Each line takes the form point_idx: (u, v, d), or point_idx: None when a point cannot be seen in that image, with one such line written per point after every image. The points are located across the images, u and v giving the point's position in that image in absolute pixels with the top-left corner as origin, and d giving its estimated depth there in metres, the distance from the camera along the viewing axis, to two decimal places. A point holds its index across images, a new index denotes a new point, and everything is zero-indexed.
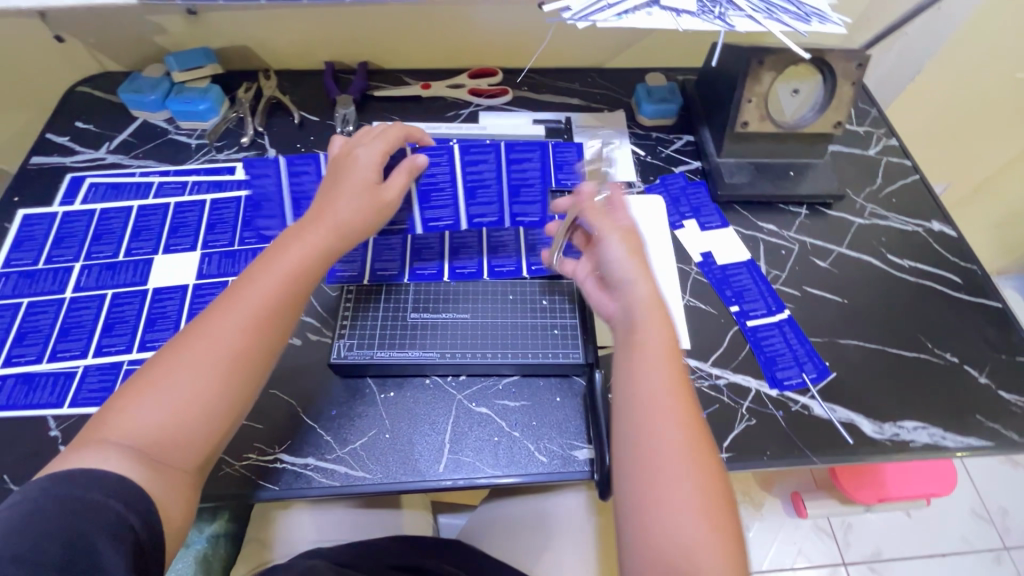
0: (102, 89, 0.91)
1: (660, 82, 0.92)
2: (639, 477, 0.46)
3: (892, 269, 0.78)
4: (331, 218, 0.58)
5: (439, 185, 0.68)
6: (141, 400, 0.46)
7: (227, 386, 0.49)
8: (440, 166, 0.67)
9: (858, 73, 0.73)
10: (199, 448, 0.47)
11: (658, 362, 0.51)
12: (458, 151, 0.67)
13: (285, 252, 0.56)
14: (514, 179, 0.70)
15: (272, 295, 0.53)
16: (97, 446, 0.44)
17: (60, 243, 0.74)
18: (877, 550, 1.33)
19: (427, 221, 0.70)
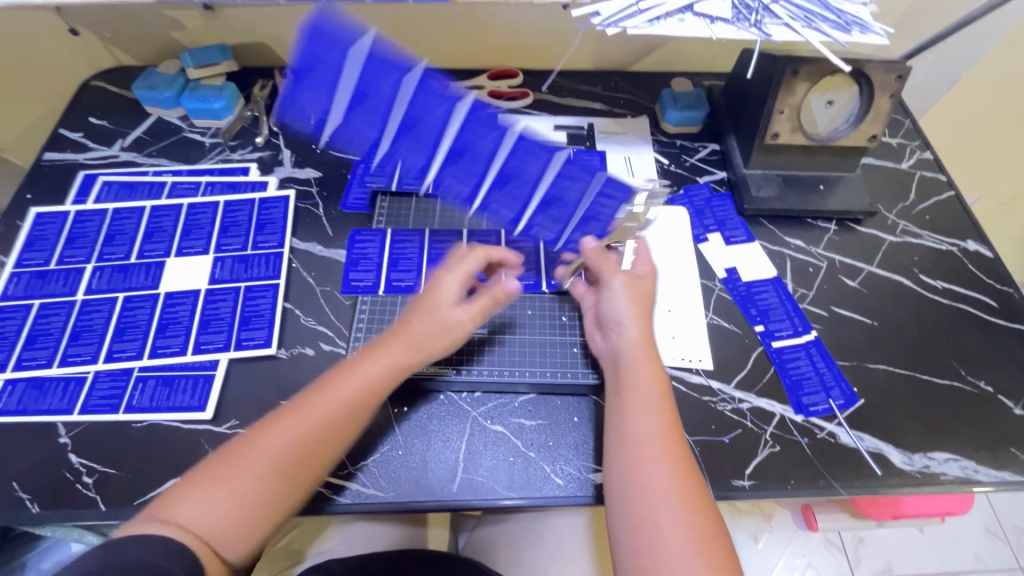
0: (116, 84, 0.90)
1: (685, 87, 0.89)
2: (635, 523, 0.50)
3: (924, 290, 0.75)
4: (388, 364, 0.58)
5: (376, 104, 0.61)
6: (206, 487, 0.49)
7: (285, 491, 0.51)
8: (331, 53, 0.57)
9: (897, 85, 0.69)
10: (255, 541, 0.50)
11: (651, 411, 0.55)
12: (364, 47, 0.57)
13: (351, 374, 0.57)
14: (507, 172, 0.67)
15: (336, 419, 0.54)
16: (154, 525, 0.47)
17: (72, 244, 0.73)
18: (889, 566, 1.27)
19: (342, 130, 0.65)
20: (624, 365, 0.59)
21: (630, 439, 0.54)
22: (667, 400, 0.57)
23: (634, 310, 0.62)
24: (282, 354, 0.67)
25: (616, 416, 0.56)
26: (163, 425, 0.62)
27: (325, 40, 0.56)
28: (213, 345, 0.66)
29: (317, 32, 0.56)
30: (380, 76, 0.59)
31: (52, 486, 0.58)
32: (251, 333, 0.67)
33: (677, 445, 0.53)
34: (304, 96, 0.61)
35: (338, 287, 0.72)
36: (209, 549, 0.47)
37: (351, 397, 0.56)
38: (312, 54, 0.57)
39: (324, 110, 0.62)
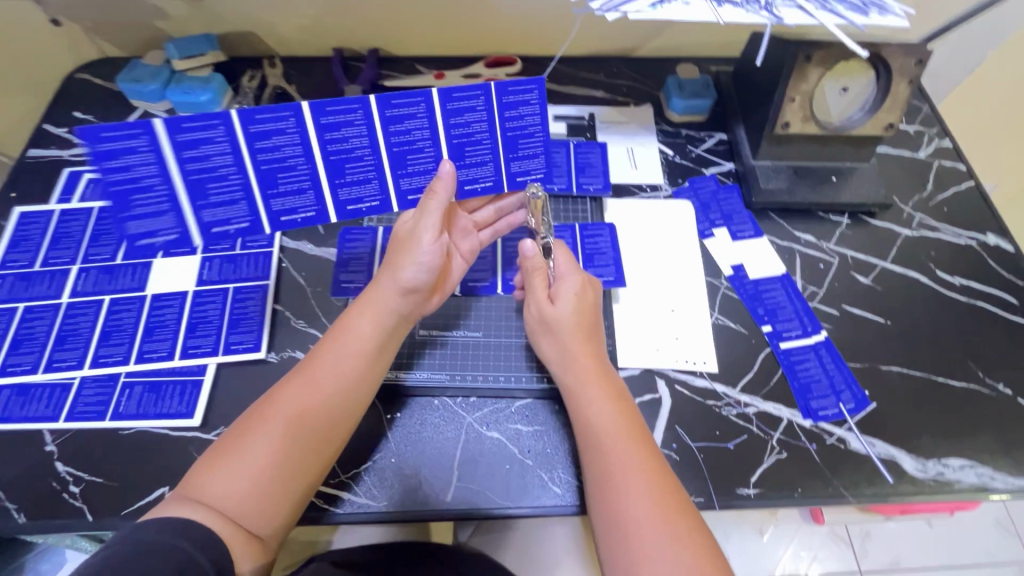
0: (102, 76, 0.87)
1: (692, 74, 0.85)
2: (619, 560, 0.47)
3: (941, 287, 0.72)
4: (379, 315, 0.57)
5: (218, 173, 0.54)
6: (223, 464, 0.48)
7: (307, 459, 0.50)
8: (213, 146, 0.53)
9: (917, 70, 0.66)
10: (286, 515, 0.49)
11: (622, 445, 0.52)
12: (163, 130, 0.51)
13: (342, 333, 0.56)
14: (510, 131, 0.58)
15: (335, 381, 0.53)
16: (187, 508, 0.45)
17: (56, 244, 0.71)
18: (896, 560, 1.18)
19: (343, 202, 0.59)
20: (577, 398, 0.57)
21: (602, 474, 0.52)
22: (637, 429, 0.54)
23: (555, 335, 0.60)
24: (272, 358, 0.65)
25: (587, 453, 0.54)
26: (150, 432, 0.60)
27: (190, 129, 0.51)
28: (201, 349, 0.64)
29: (106, 151, 0.51)
30: (272, 136, 0.54)
31: (39, 494, 0.57)
32: (240, 336, 0.65)
33: (656, 474, 0.51)
34: (252, 195, 0.56)
35: (329, 288, 0.70)
36: (240, 525, 0.46)
37: (347, 354, 0.55)
38: (115, 175, 0.52)
39: (248, 208, 0.57)
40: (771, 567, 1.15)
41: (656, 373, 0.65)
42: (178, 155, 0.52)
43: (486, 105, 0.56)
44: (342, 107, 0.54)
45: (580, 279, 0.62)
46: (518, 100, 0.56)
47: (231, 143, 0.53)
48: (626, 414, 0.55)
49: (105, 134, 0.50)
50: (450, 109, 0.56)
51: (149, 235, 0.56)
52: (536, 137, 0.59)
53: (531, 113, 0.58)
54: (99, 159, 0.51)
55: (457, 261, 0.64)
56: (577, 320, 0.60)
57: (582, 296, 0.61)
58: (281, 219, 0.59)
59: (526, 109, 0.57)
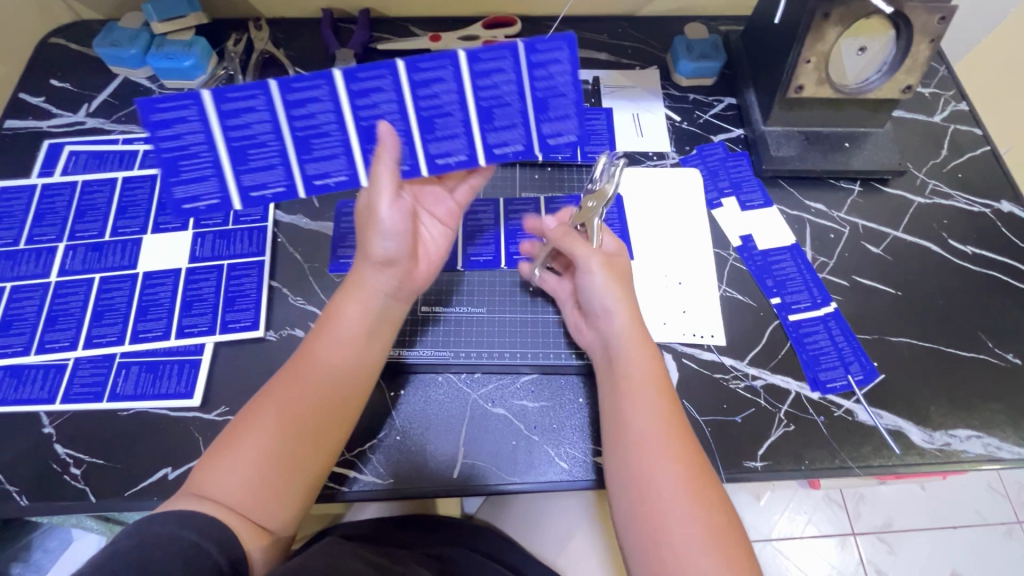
0: (77, 41, 0.82)
1: (701, 34, 0.81)
2: (641, 524, 0.48)
3: (954, 256, 0.70)
4: (364, 298, 0.54)
5: (320, 128, 0.53)
6: (226, 458, 0.47)
7: (313, 449, 0.50)
8: (318, 103, 0.52)
9: (939, 28, 0.62)
10: (294, 505, 0.48)
11: (650, 399, 0.52)
12: (210, 100, 0.51)
13: (332, 322, 0.54)
14: (539, 90, 0.54)
15: (328, 370, 0.52)
16: (194, 502, 0.44)
17: (41, 220, 0.68)
18: (889, 521, 1.19)
19: (433, 158, 0.56)
20: (614, 354, 0.56)
21: (629, 426, 0.51)
22: (664, 383, 0.54)
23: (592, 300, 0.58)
24: (270, 336, 0.64)
25: (614, 403, 0.54)
26: (150, 412, 0.59)
27: (234, 98, 0.51)
28: (197, 328, 0.63)
29: (160, 121, 0.51)
30: (307, 104, 0.52)
31: (40, 477, 0.56)
32: (236, 314, 0.64)
33: (680, 432, 0.51)
34: (289, 159, 0.54)
35: (327, 264, 0.67)
36: (249, 516, 0.45)
37: (338, 342, 0.53)
38: (168, 142, 0.52)
39: (286, 174, 0.55)
40: (766, 529, 1.18)
41: (664, 347, 0.64)
42: (223, 122, 0.52)
43: (515, 66, 0.53)
44: (433, 63, 0.52)
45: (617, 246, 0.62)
46: (547, 58, 0.53)
47: (271, 113, 0.52)
48: (656, 368, 0.54)
49: (159, 105, 0.51)
50: (534, 61, 0.53)
51: (194, 198, 0.55)
52: (569, 96, 0.55)
53: (562, 72, 0.54)
54: (153, 131, 0.51)
55: (431, 226, 0.60)
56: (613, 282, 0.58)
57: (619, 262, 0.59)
58: (315, 183, 0.56)
59: (558, 67, 0.53)
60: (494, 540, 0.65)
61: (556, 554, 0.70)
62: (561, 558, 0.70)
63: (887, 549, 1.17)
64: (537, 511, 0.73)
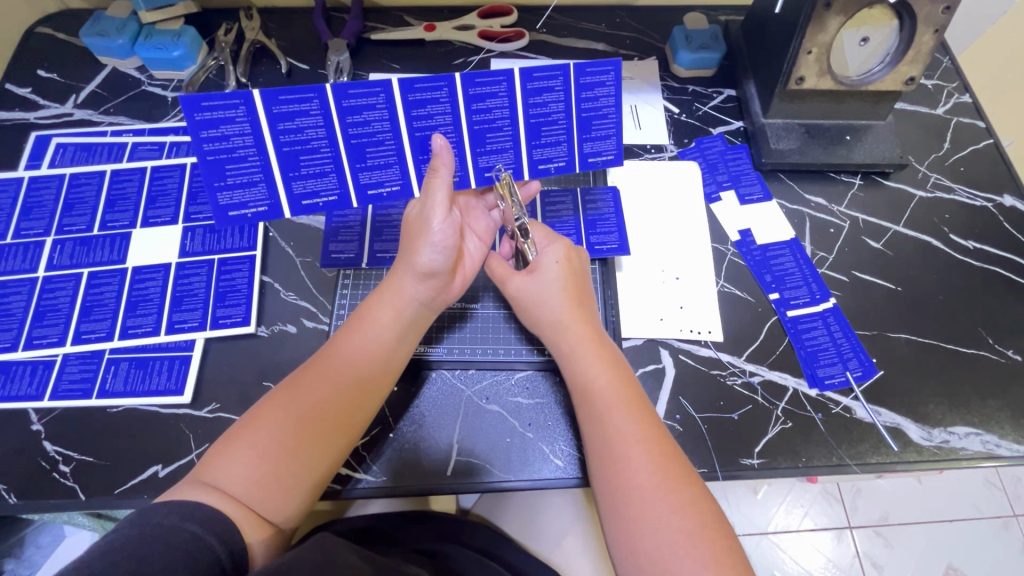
0: (64, 31, 0.81)
1: (700, 24, 0.79)
2: (617, 522, 0.47)
3: (955, 251, 0.70)
4: (400, 305, 0.54)
5: (376, 137, 0.55)
6: (240, 445, 0.47)
7: (328, 443, 0.49)
8: (374, 111, 0.53)
9: (943, 18, 0.61)
10: (301, 500, 0.48)
11: (620, 411, 0.51)
12: (261, 101, 0.50)
13: (364, 323, 0.54)
14: (585, 111, 0.57)
15: (357, 368, 0.52)
16: (200, 492, 0.44)
17: (28, 214, 0.67)
18: (886, 514, 1.20)
19: (481, 170, 0.59)
20: (569, 366, 0.55)
21: (601, 444, 0.50)
22: (630, 389, 0.53)
23: (545, 303, 0.57)
24: (262, 332, 0.63)
25: (586, 420, 0.52)
26: (140, 409, 0.58)
27: (288, 101, 0.51)
28: (188, 324, 0.62)
29: (204, 121, 0.50)
30: (362, 112, 0.53)
31: (29, 474, 0.56)
32: (227, 310, 0.63)
33: (658, 440, 0.50)
34: (341, 166, 0.56)
35: (319, 259, 0.66)
36: (251, 506, 0.45)
37: (367, 344, 0.53)
38: (214, 144, 0.52)
39: (338, 181, 0.57)
40: (763, 523, 1.18)
41: (660, 344, 0.63)
42: (272, 125, 0.52)
43: (565, 85, 0.55)
44: (489, 78, 0.53)
45: (564, 247, 0.59)
46: (594, 81, 0.55)
47: (323, 117, 0.53)
48: (624, 379, 0.53)
49: (204, 104, 0.49)
50: (583, 84, 0.55)
51: (241, 205, 0.56)
52: (612, 117, 0.58)
53: (608, 95, 0.56)
54: (196, 131, 0.50)
55: (472, 243, 0.60)
56: (562, 290, 0.57)
57: (570, 263, 0.59)
58: (368, 192, 0.58)
59: (603, 90, 0.56)
60: (488, 537, 0.65)
61: (550, 551, 0.70)
62: (556, 555, 0.69)
63: (883, 542, 1.17)
64: (532, 508, 0.72)
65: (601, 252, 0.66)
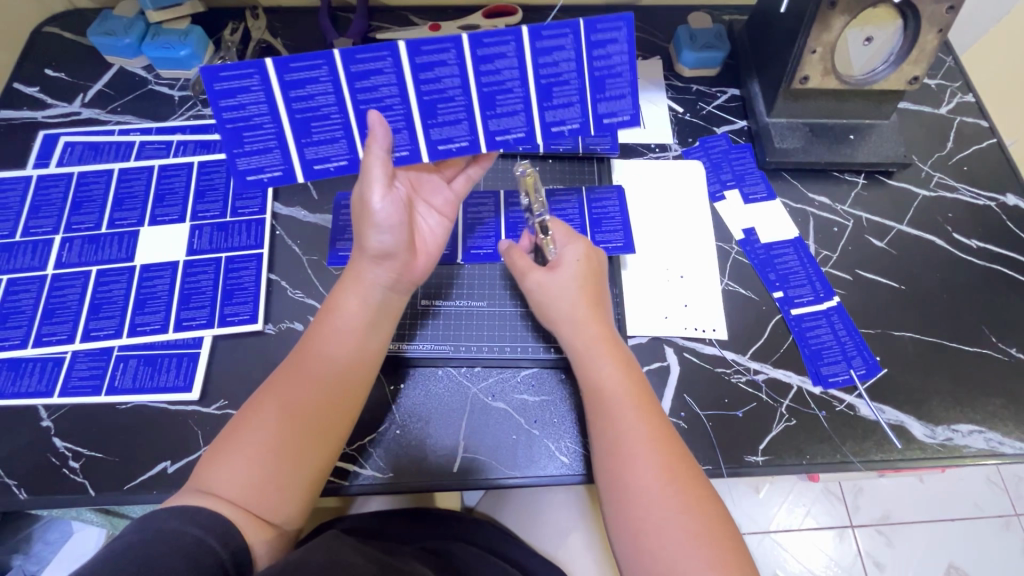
0: (71, 30, 0.81)
1: (705, 23, 0.80)
2: (624, 523, 0.47)
3: (958, 250, 0.70)
4: (364, 293, 0.55)
5: (383, 101, 0.55)
6: (228, 452, 0.47)
7: (314, 440, 0.49)
8: (382, 76, 0.53)
9: (948, 18, 0.61)
10: (299, 499, 0.48)
11: (630, 412, 0.51)
12: (274, 70, 0.51)
13: (328, 314, 0.54)
14: (598, 71, 0.55)
15: (324, 357, 0.52)
16: (197, 498, 0.44)
17: (37, 212, 0.68)
18: (887, 513, 1.20)
19: (492, 134, 0.58)
20: (582, 366, 0.55)
21: (608, 444, 0.50)
22: (642, 392, 0.53)
23: (557, 303, 0.58)
24: (269, 330, 0.63)
25: (596, 419, 0.52)
26: (149, 406, 0.59)
27: (298, 69, 0.52)
28: (195, 322, 0.62)
29: (223, 90, 0.52)
30: (370, 77, 0.53)
31: (40, 470, 0.56)
32: (235, 308, 0.63)
33: (667, 441, 0.50)
34: (351, 132, 0.56)
35: (326, 257, 0.67)
36: (250, 510, 0.45)
37: (334, 334, 0.53)
38: (231, 113, 0.53)
39: (348, 146, 0.57)
40: (764, 522, 1.18)
41: (665, 341, 0.64)
42: (285, 93, 0.53)
43: (575, 43, 0.53)
44: (496, 38, 0.52)
45: (585, 245, 0.60)
46: (605, 38, 0.53)
47: (332, 84, 0.53)
48: (634, 380, 0.54)
49: (223, 74, 0.51)
50: (593, 41, 0.53)
51: (258, 170, 0.57)
52: (625, 76, 0.55)
53: (620, 52, 0.54)
54: (216, 100, 0.52)
55: (428, 218, 0.60)
56: (580, 288, 0.58)
57: (588, 261, 0.59)
58: None
59: (615, 48, 0.54)
60: (493, 535, 0.65)
61: (555, 549, 0.70)
62: (560, 552, 0.70)
63: (885, 541, 1.17)
64: (537, 506, 0.73)
65: (607, 250, 0.67)
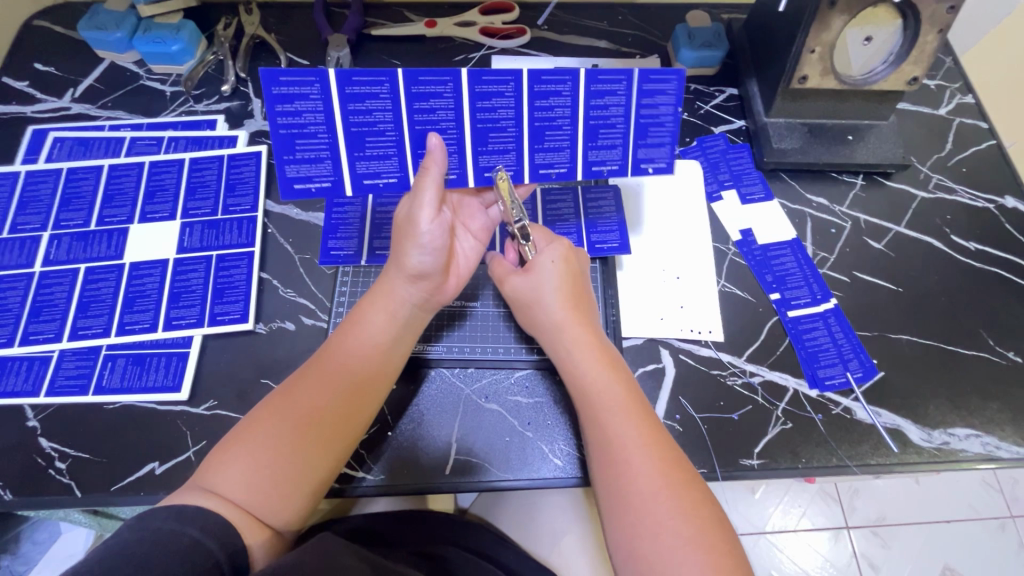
0: (61, 24, 0.80)
1: (703, 22, 0.79)
2: (619, 528, 0.47)
3: (956, 252, 0.69)
4: (392, 307, 0.54)
5: (438, 124, 0.55)
6: (235, 452, 0.46)
7: (327, 447, 0.49)
8: (441, 100, 0.53)
9: (949, 18, 0.61)
10: (301, 504, 0.47)
11: (623, 417, 0.50)
12: (335, 81, 0.51)
13: (358, 326, 0.54)
14: (644, 117, 0.56)
15: (355, 373, 0.52)
16: (199, 496, 0.44)
17: (24, 209, 0.67)
18: (882, 515, 1.20)
19: (537, 167, 0.58)
20: (573, 371, 0.54)
21: (602, 450, 0.50)
22: (638, 401, 0.52)
23: (542, 306, 0.56)
24: (260, 329, 0.62)
25: (586, 425, 0.52)
26: (138, 406, 0.58)
27: (360, 83, 0.51)
28: (185, 321, 0.61)
29: (281, 95, 0.50)
30: (430, 99, 0.53)
31: (25, 470, 0.55)
32: (225, 307, 0.62)
33: (659, 445, 0.49)
34: (403, 150, 0.55)
35: (318, 256, 0.66)
36: (249, 510, 0.44)
37: (363, 348, 0.53)
38: (286, 119, 0.52)
39: (399, 165, 0.56)
40: (760, 523, 1.18)
41: (660, 343, 0.63)
42: (343, 105, 0.52)
43: (628, 90, 0.55)
44: (554, 76, 0.53)
45: (564, 248, 0.59)
46: (656, 88, 0.54)
47: (392, 101, 0.53)
48: (624, 384, 0.53)
49: (282, 79, 0.50)
50: (644, 90, 0.54)
51: (306, 179, 0.55)
52: (668, 125, 0.57)
53: (666, 103, 0.56)
54: (273, 105, 0.51)
55: (464, 242, 0.60)
56: (562, 292, 0.57)
57: (567, 263, 0.58)
58: None
59: (663, 99, 0.55)
60: (485, 538, 0.64)
61: (547, 551, 0.69)
62: (553, 554, 0.69)
63: (880, 543, 1.17)
64: (530, 508, 0.72)
65: (602, 250, 0.66)
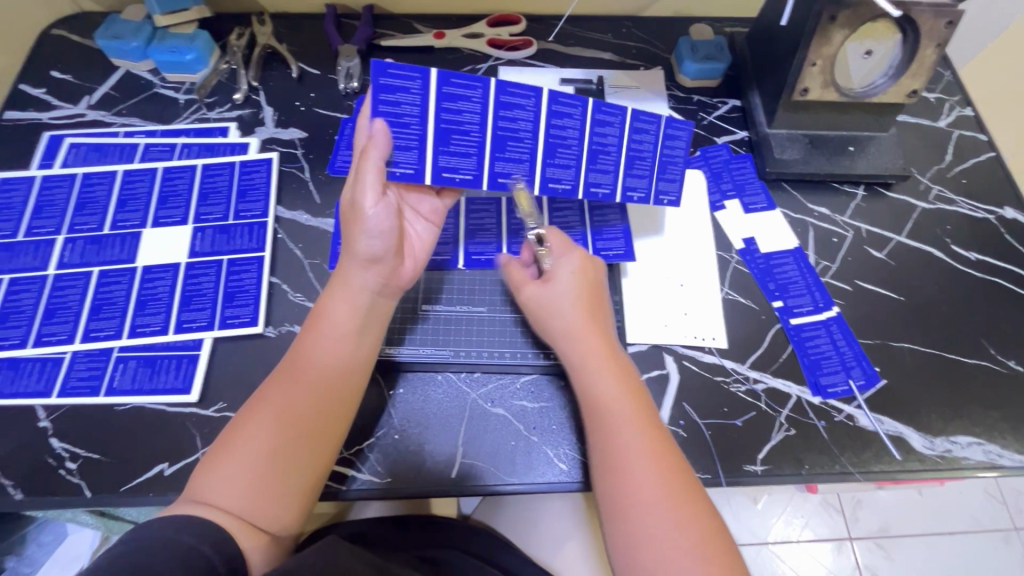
0: (78, 33, 0.82)
1: (706, 35, 0.80)
2: (619, 537, 0.47)
3: (957, 262, 0.70)
4: (352, 297, 0.54)
5: (518, 133, 0.57)
6: (225, 463, 0.47)
7: (315, 444, 0.49)
8: (523, 112, 0.56)
9: (947, 33, 0.62)
10: (296, 508, 0.48)
11: (629, 427, 0.51)
12: (435, 79, 0.52)
13: (318, 319, 0.54)
14: (665, 155, 0.62)
15: (324, 365, 0.52)
16: (191, 508, 0.44)
17: (40, 213, 0.68)
18: (886, 526, 1.19)
19: (590, 186, 0.61)
20: (580, 379, 0.55)
21: (606, 459, 0.50)
22: (646, 413, 0.52)
23: (558, 314, 0.57)
24: (270, 333, 0.63)
25: (592, 433, 0.52)
26: (147, 407, 0.59)
27: (457, 85, 0.53)
28: (196, 323, 0.62)
29: (387, 85, 0.52)
30: (513, 109, 0.56)
31: (35, 470, 0.56)
32: (236, 310, 0.63)
33: (663, 455, 0.50)
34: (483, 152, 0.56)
35: (327, 261, 0.67)
36: (243, 517, 0.45)
37: (330, 340, 0.53)
38: (386, 106, 0.52)
39: (529, 170, 0.58)
40: (763, 533, 1.18)
41: (665, 349, 0.64)
42: (439, 102, 0.53)
43: (657, 129, 0.61)
44: (612, 108, 0.59)
45: (581, 257, 0.60)
46: (674, 134, 0.62)
47: (481, 106, 0.55)
48: (634, 396, 0.53)
49: (390, 70, 0.52)
50: (667, 132, 0.62)
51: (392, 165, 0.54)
52: (682, 163, 0.63)
53: (681, 146, 0.63)
54: (377, 91, 0.52)
55: (417, 224, 0.60)
56: (575, 302, 0.57)
57: (584, 274, 0.59)
58: (497, 181, 0.58)
59: (677, 143, 0.62)
60: (489, 544, 0.65)
61: (550, 557, 0.70)
62: (555, 560, 0.69)
63: (884, 554, 1.17)
64: (533, 516, 0.72)
65: (607, 258, 0.67)
